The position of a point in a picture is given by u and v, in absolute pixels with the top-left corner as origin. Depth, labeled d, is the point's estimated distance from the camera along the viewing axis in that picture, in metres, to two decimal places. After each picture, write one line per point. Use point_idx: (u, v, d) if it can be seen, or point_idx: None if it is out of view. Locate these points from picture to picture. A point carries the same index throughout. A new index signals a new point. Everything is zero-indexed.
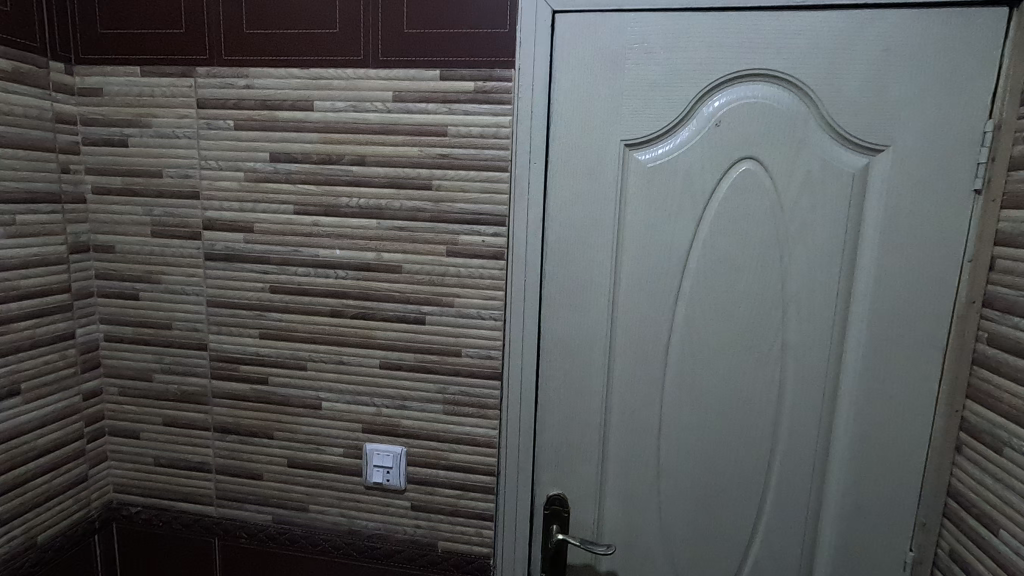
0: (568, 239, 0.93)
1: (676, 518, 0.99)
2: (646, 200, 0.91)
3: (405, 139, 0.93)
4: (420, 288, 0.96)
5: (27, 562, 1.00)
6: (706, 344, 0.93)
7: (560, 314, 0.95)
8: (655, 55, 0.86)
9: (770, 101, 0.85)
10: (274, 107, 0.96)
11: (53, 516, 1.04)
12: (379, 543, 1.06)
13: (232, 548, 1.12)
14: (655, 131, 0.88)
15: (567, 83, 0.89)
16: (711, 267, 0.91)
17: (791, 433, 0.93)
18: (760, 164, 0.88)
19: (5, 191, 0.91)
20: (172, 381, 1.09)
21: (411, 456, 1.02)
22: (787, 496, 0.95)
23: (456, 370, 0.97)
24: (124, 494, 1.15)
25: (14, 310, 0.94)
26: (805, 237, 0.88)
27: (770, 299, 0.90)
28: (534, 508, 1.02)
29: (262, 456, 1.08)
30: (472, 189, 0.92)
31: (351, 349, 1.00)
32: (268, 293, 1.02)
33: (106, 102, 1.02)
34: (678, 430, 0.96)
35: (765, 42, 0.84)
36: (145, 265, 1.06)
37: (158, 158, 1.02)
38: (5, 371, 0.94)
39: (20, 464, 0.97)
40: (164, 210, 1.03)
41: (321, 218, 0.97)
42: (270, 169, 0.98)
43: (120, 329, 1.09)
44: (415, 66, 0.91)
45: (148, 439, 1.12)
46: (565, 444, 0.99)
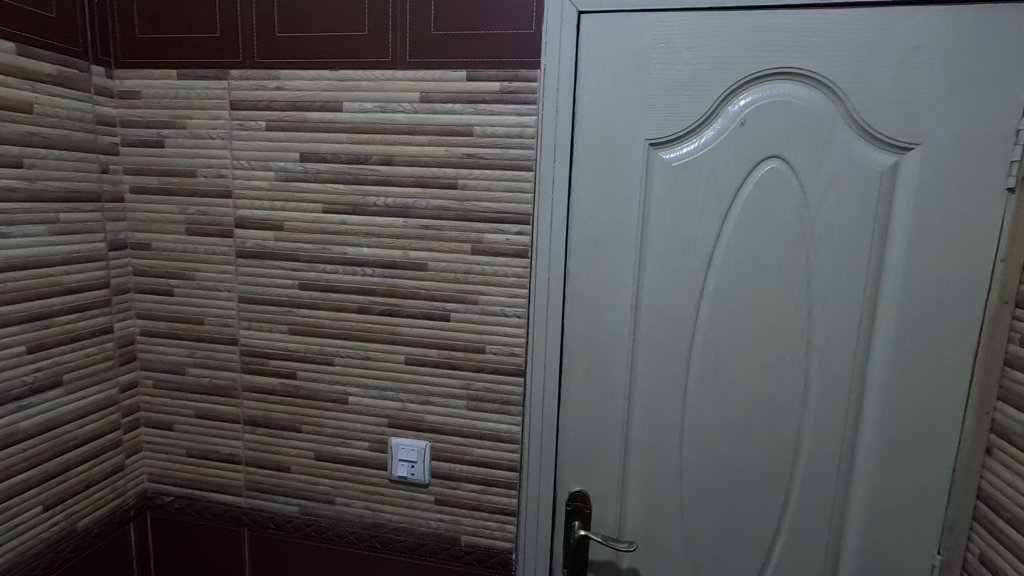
0: (592, 237, 0.94)
1: (699, 516, 0.99)
2: (671, 199, 0.91)
3: (431, 139, 0.94)
4: (445, 286, 0.98)
5: (68, 547, 1.04)
6: (730, 344, 0.93)
7: (583, 312, 0.96)
8: (679, 55, 0.87)
9: (796, 99, 0.85)
10: (304, 108, 0.98)
11: (92, 503, 1.08)
12: (403, 536, 1.08)
13: (260, 538, 1.15)
14: (680, 130, 0.89)
15: (592, 83, 0.89)
16: (736, 265, 0.91)
17: (816, 434, 0.93)
18: (785, 162, 0.87)
19: (50, 190, 0.95)
20: (204, 375, 1.12)
21: (435, 451, 1.03)
22: (812, 496, 0.95)
23: (480, 366, 0.99)
24: (158, 483, 1.19)
25: (58, 304, 0.98)
26: (832, 236, 0.87)
27: (795, 298, 0.90)
28: (555, 504, 1.03)
29: (290, 449, 1.10)
30: (498, 188, 0.93)
31: (377, 346, 1.03)
32: (297, 290, 1.04)
33: (144, 104, 1.05)
34: (701, 430, 0.96)
35: (791, 41, 0.83)
36: (180, 262, 1.09)
37: (192, 158, 1.05)
38: (50, 363, 0.97)
39: (62, 452, 1.01)
40: (198, 209, 1.06)
41: (349, 217, 1.00)
42: (300, 168, 1.00)
43: (155, 324, 1.13)
44: (442, 68, 0.92)
45: (181, 430, 1.16)
46: (588, 441, 1.00)
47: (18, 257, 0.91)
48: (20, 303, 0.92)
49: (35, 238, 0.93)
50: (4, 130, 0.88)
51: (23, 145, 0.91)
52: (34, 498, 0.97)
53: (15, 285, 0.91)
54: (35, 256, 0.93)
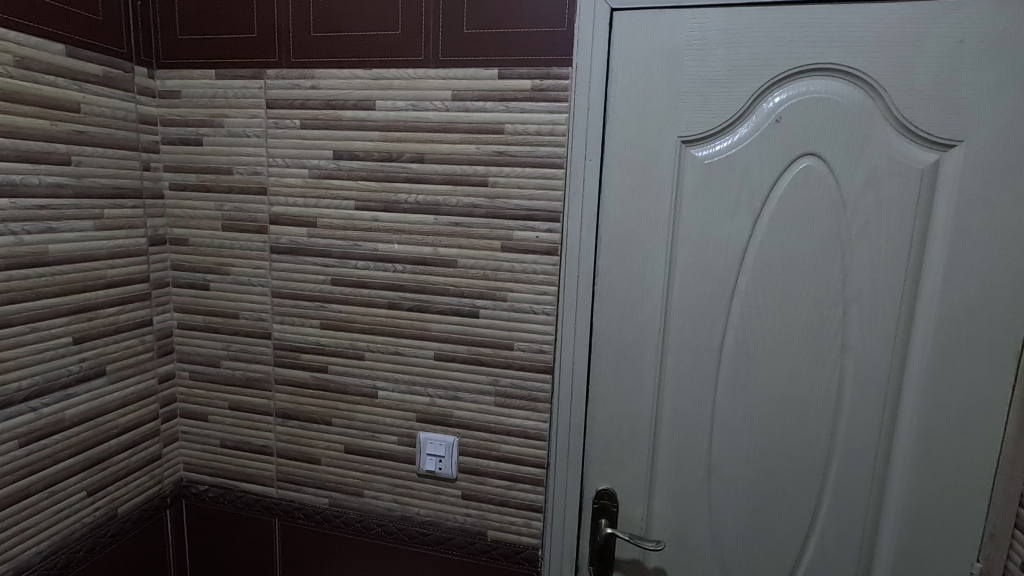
0: (622, 235, 0.94)
1: (727, 517, 0.98)
2: (702, 196, 0.90)
3: (462, 137, 0.95)
4: (475, 282, 0.98)
5: (110, 532, 1.07)
6: (762, 343, 0.92)
7: (612, 310, 0.96)
8: (713, 51, 0.86)
9: (834, 95, 0.84)
10: (338, 107, 1.00)
11: (131, 490, 1.11)
12: (429, 530, 1.09)
13: (290, 529, 1.17)
14: (713, 127, 0.88)
15: (624, 80, 0.89)
16: (769, 264, 0.90)
17: (850, 438, 0.91)
18: (822, 159, 0.86)
19: (95, 187, 0.98)
20: (238, 367, 1.15)
21: (463, 446, 1.04)
22: (845, 499, 0.93)
23: (509, 363, 1.00)
24: (193, 472, 1.22)
25: (102, 296, 1.01)
26: (868, 235, 0.86)
27: (831, 297, 0.88)
28: (581, 502, 1.03)
29: (320, 442, 1.12)
30: (528, 185, 0.94)
31: (406, 341, 1.04)
32: (329, 285, 1.06)
33: (183, 104, 1.08)
34: (731, 429, 0.95)
35: (829, 36, 0.82)
36: (216, 257, 1.12)
37: (229, 156, 1.08)
38: (94, 353, 1.01)
39: (104, 440, 1.05)
40: (234, 206, 1.09)
41: (381, 213, 1.01)
42: (333, 166, 1.02)
43: (192, 317, 1.16)
44: (474, 66, 0.93)
45: (215, 421, 1.19)
46: (615, 439, 1.00)
47: (65, 251, 0.94)
48: (66, 295, 0.95)
49: (81, 233, 0.96)
50: (53, 129, 0.91)
51: (71, 143, 0.94)
52: (78, 483, 1.01)
53: (62, 278, 0.94)
54: (81, 250, 0.97)
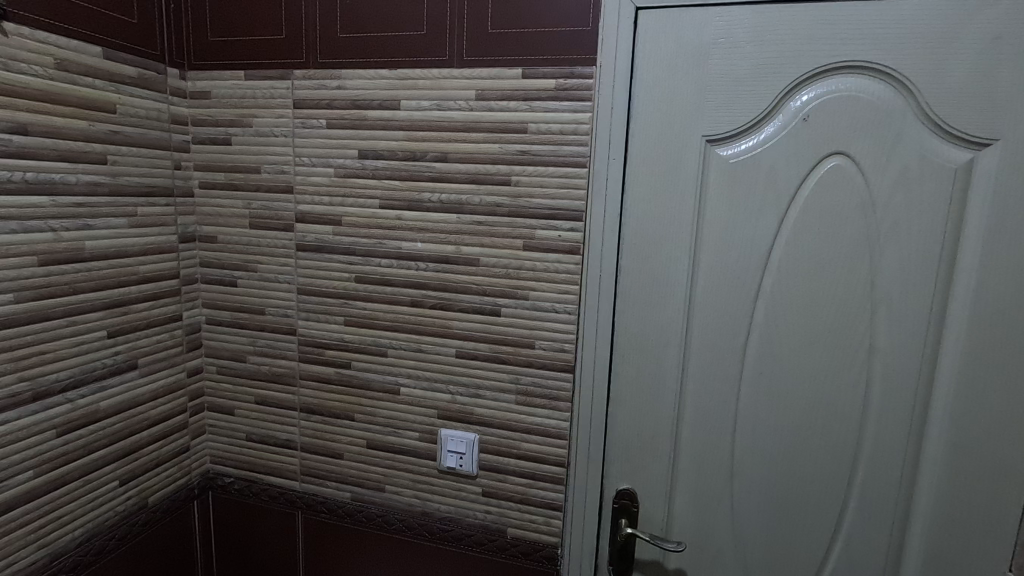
0: (645, 234, 0.93)
1: (750, 520, 0.97)
2: (727, 196, 0.90)
3: (486, 136, 0.96)
4: (496, 281, 0.99)
5: (140, 520, 1.10)
6: (787, 345, 0.91)
7: (634, 309, 0.96)
8: (739, 49, 0.85)
9: (863, 93, 0.82)
10: (363, 106, 1.01)
11: (160, 481, 1.14)
12: (450, 526, 1.10)
13: (313, 522, 1.19)
14: (739, 126, 0.87)
15: (649, 79, 0.89)
16: (795, 264, 0.89)
17: (877, 442, 0.90)
18: (850, 158, 0.85)
19: (129, 185, 1.01)
20: (264, 362, 1.17)
21: (483, 444, 1.05)
22: (872, 504, 0.92)
23: (530, 361, 1.00)
24: (220, 464, 1.25)
25: (135, 292, 1.04)
26: (899, 235, 0.84)
27: (858, 299, 0.87)
28: (602, 502, 1.03)
29: (343, 437, 1.14)
30: (551, 184, 0.94)
31: (429, 338, 1.05)
32: (353, 283, 1.07)
33: (213, 104, 1.11)
34: (755, 432, 0.94)
35: (860, 33, 0.81)
36: (243, 254, 1.14)
37: (257, 155, 1.10)
38: (126, 347, 1.04)
39: (136, 431, 1.08)
40: (261, 204, 1.11)
41: (404, 212, 1.02)
42: (358, 165, 1.03)
43: (220, 313, 1.19)
44: (498, 65, 0.93)
45: (241, 415, 1.21)
46: (636, 439, 1.00)
47: (101, 247, 0.97)
48: (102, 290, 0.98)
49: (116, 230, 0.99)
50: (91, 129, 0.94)
51: (107, 142, 0.97)
52: (111, 473, 1.04)
53: (97, 274, 0.97)
54: (116, 247, 1.00)
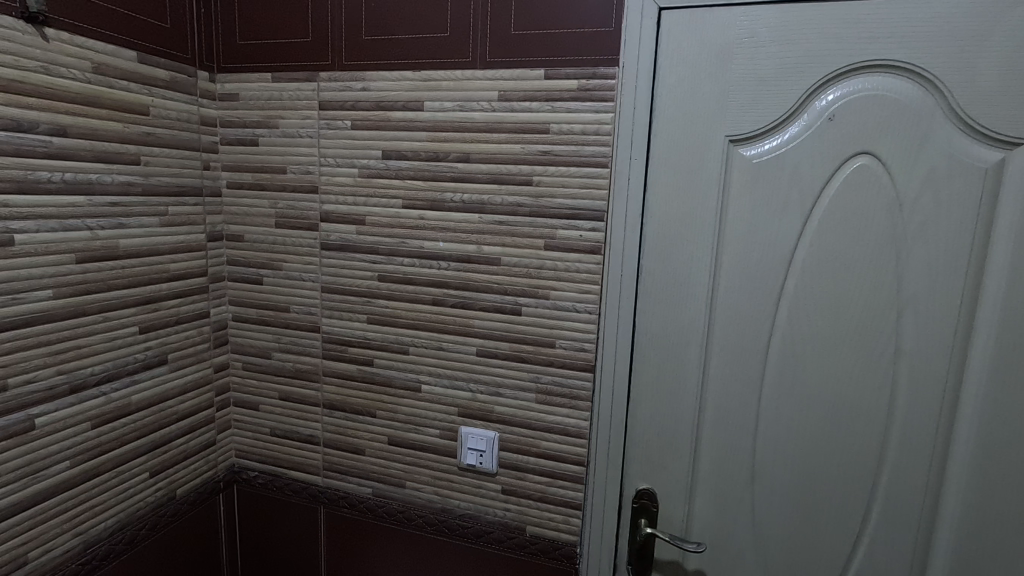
0: (667, 234, 0.93)
1: (770, 523, 0.97)
2: (750, 196, 0.89)
3: (508, 137, 0.96)
4: (518, 280, 1.00)
5: (169, 512, 1.13)
6: (810, 347, 0.90)
7: (655, 309, 0.96)
8: (764, 48, 0.85)
9: (891, 92, 0.81)
10: (387, 108, 1.03)
11: (188, 473, 1.17)
12: (469, 522, 1.11)
13: (335, 516, 1.21)
14: (762, 126, 0.87)
15: (671, 80, 0.89)
16: (819, 265, 0.88)
17: (902, 446, 0.89)
18: (876, 158, 0.84)
19: (160, 185, 1.04)
20: (288, 359, 1.19)
21: (503, 442, 1.06)
22: (896, 507, 0.91)
23: (550, 360, 1.00)
24: (244, 459, 1.28)
25: (165, 289, 1.07)
26: (926, 237, 0.83)
27: (884, 300, 0.86)
28: (621, 501, 1.03)
29: (365, 433, 1.16)
30: (573, 184, 0.94)
31: (450, 337, 1.06)
32: (376, 281, 1.09)
33: (241, 106, 1.14)
34: (777, 434, 0.94)
35: (888, 31, 0.80)
36: (269, 253, 1.17)
37: (283, 156, 1.12)
38: (157, 342, 1.07)
39: (165, 424, 1.11)
40: (286, 203, 1.13)
41: (427, 212, 1.03)
42: (381, 166, 1.05)
43: (245, 310, 1.21)
44: (521, 67, 0.94)
45: (265, 410, 1.24)
46: (657, 439, 1.00)
47: (134, 245, 1.00)
48: (135, 287, 1.01)
49: (148, 228, 1.02)
50: (125, 131, 0.97)
51: (140, 144, 1.00)
52: (142, 464, 1.07)
53: (130, 271, 1.00)
54: (148, 245, 1.02)
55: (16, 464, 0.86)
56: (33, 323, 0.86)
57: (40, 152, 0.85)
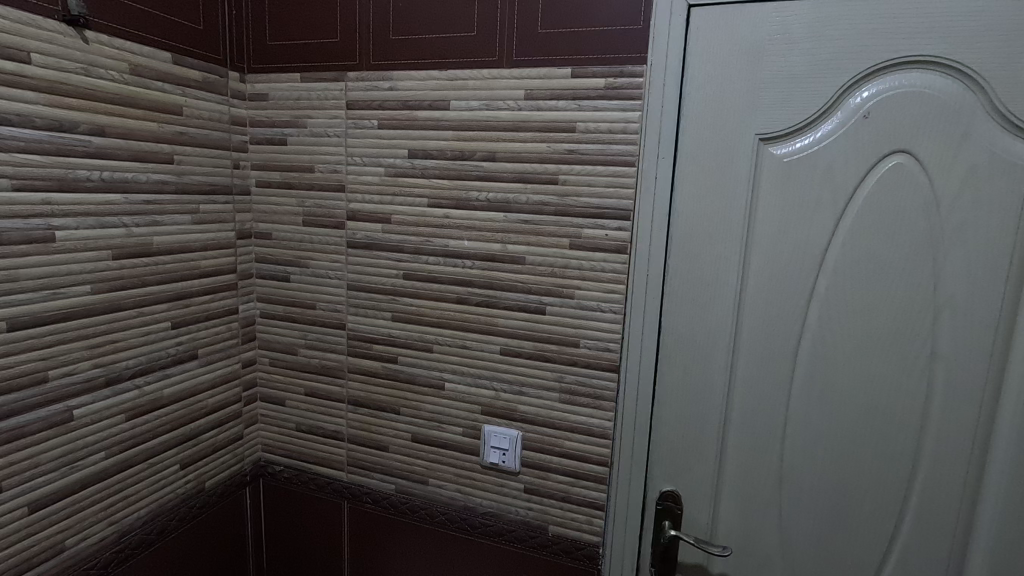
0: (694, 235, 0.92)
1: (799, 528, 0.95)
2: (781, 195, 0.88)
3: (534, 135, 0.96)
4: (542, 279, 1.00)
5: (198, 503, 1.16)
6: (842, 349, 0.88)
7: (681, 309, 0.95)
8: (797, 45, 0.83)
9: (929, 89, 0.79)
10: (414, 107, 1.04)
11: (216, 466, 1.20)
12: (491, 521, 1.11)
13: (358, 511, 1.22)
14: (794, 124, 0.85)
15: (700, 78, 0.88)
16: (851, 266, 0.86)
17: (938, 452, 0.86)
18: (912, 156, 0.82)
19: (192, 184, 1.06)
20: (314, 355, 1.21)
21: (526, 441, 1.06)
22: (931, 514, 0.88)
23: (574, 360, 1.00)
24: (270, 453, 1.30)
25: (196, 285, 1.10)
26: (965, 237, 0.81)
27: (919, 302, 0.84)
28: (645, 502, 1.02)
29: (389, 429, 1.17)
30: (599, 183, 0.94)
31: (474, 335, 1.06)
32: (401, 279, 1.10)
33: (271, 106, 1.15)
34: (806, 438, 0.92)
35: (926, 26, 0.78)
36: (296, 251, 1.18)
37: (311, 155, 1.13)
38: (188, 338, 1.09)
39: (195, 418, 1.13)
40: (314, 202, 1.15)
41: (452, 211, 1.04)
42: (408, 165, 1.06)
43: (273, 307, 1.23)
44: (548, 65, 0.94)
45: (291, 405, 1.26)
46: (682, 440, 0.99)
47: (167, 243, 1.02)
48: (167, 284, 1.03)
49: (180, 226, 1.05)
50: (160, 130, 0.99)
51: (174, 143, 1.02)
52: (173, 457, 1.09)
53: (164, 267, 1.02)
54: (181, 242, 1.05)
55: (56, 453, 0.88)
56: (71, 317, 0.88)
57: (80, 151, 0.87)
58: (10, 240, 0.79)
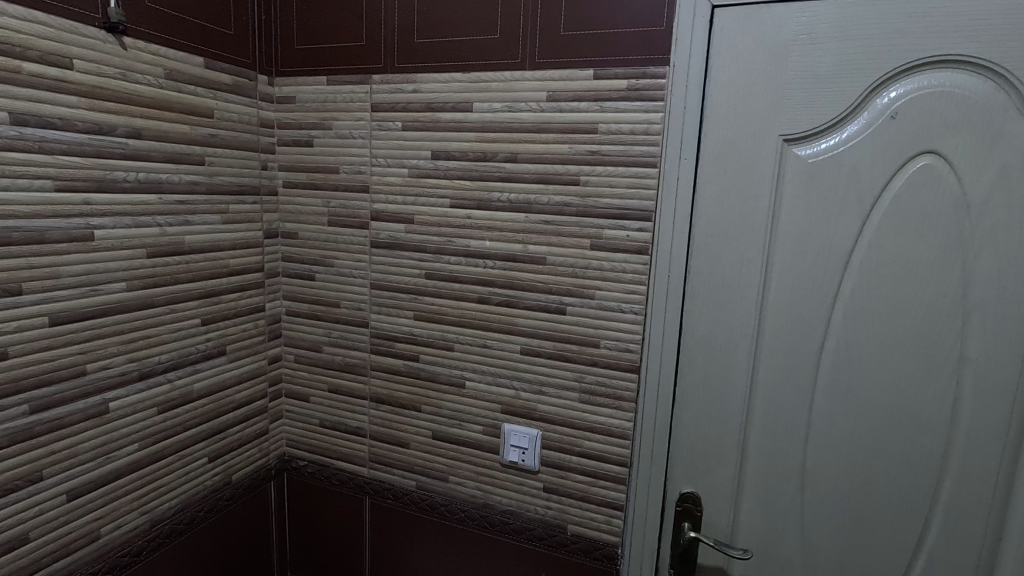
0: (716, 235, 0.92)
1: (822, 533, 0.94)
2: (805, 195, 0.87)
3: (556, 137, 0.97)
4: (563, 280, 1.00)
5: (224, 496, 1.19)
6: (867, 352, 0.87)
7: (703, 310, 0.95)
8: (822, 45, 0.83)
9: (959, 89, 0.78)
10: (437, 109, 1.05)
11: (243, 460, 1.23)
12: (511, 519, 1.12)
13: (379, 507, 1.24)
14: (819, 125, 0.85)
15: (723, 78, 0.88)
16: (877, 267, 0.85)
17: (967, 458, 0.85)
18: (942, 157, 0.81)
19: (222, 184, 1.09)
20: (338, 353, 1.23)
21: (546, 440, 1.07)
22: (959, 522, 0.87)
23: (595, 360, 1.01)
24: (294, 448, 1.33)
25: (225, 283, 1.13)
26: (996, 238, 0.79)
27: (948, 306, 0.82)
28: (665, 503, 1.02)
29: (410, 427, 1.19)
30: (620, 184, 0.94)
31: (495, 334, 1.07)
32: (423, 279, 1.12)
33: (298, 108, 1.18)
34: (830, 441, 0.91)
35: (956, 26, 0.77)
36: (321, 250, 1.21)
37: (336, 156, 1.16)
38: (217, 334, 1.12)
39: (223, 412, 1.16)
40: (339, 202, 1.17)
41: (474, 211, 1.05)
42: (431, 166, 1.07)
43: (298, 305, 1.26)
44: (570, 67, 0.95)
45: (315, 401, 1.28)
46: (702, 442, 0.98)
47: (198, 242, 1.05)
48: (198, 281, 1.07)
49: (210, 226, 1.08)
50: (192, 133, 1.03)
51: (205, 145, 1.05)
52: (201, 450, 1.12)
53: (195, 265, 1.05)
54: (211, 241, 1.08)
55: (93, 443, 0.92)
56: (108, 313, 0.92)
57: (117, 153, 0.90)
58: (51, 238, 0.83)
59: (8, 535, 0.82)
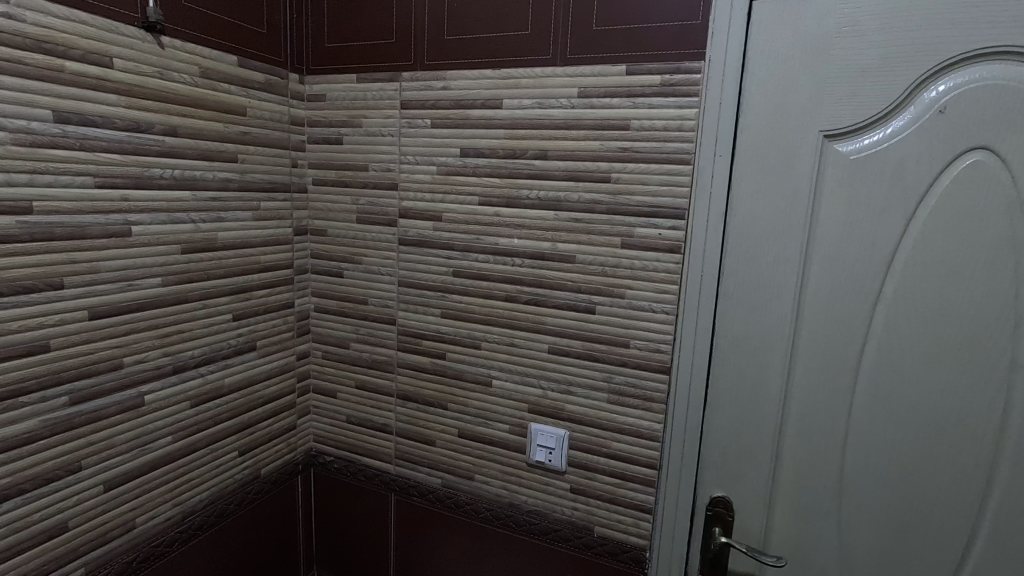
0: (752, 235, 0.90)
1: (860, 541, 0.91)
2: (846, 193, 0.84)
3: (587, 133, 0.96)
4: (593, 278, 0.99)
5: (253, 489, 1.20)
6: (910, 355, 0.84)
7: (737, 311, 0.93)
8: (866, 37, 0.80)
9: (1013, 82, 0.74)
10: (467, 105, 1.05)
11: (271, 454, 1.24)
12: (536, 519, 1.11)
13: (405, 504, 1.25)
14: (862, 121, 0.82)
15: (761, 72, 0.85)
16: (922, 268, 0.82)
17: (1016, 470, 0.81)
18: (994, 154, 0.77)
19: (254, 182, 1.11)
20: (365, 349, 1.24)
21: (573, 441, 1.06)
22: (1009, 535, 0.83)
23: (624, 360, 0.99)
24: (321, 444, 1.34)
25: (256, 280, 1.14)
26: None
27: (998, 308, 0.79)
28: (695, 507, 1.00)
29: (436, 425, 1.19)
30: (653, 181, 0.93)
31: (522, 333, 1.07)
32: (450, 276, 1.11)
33: (328, 106, 1.19)
34: (870, 446, 0.88)
35: (1012, 15, 0.73)
36: (350, 247, 1.22)
37: (365, 154, 1.16)
38: (247, 329, 1.14)
39: (253, 407, 1.18)
40: (368, 200, 1.18)
41: (502, 209, 1.04)
42: (459, 163, 1.07)
43: (326, 301, 1.27)
44: (602, 63, 0.93)
45: (342, 398, 1.29)
46: (735, 445, 0.96)
47: (231, 238, 1.07)
48: (230, 277, 1.08)
49: (242, 223, 1.09)
50: (226, 130, 1.04)
51: (238, 142, 1.06)
52: (232, 444, 1.14)
53: (227, 261, 1.07)
54: (242, 238, 1.09)
55: (129, 435, 0.94)
56: (144, 307, 0.93)
57: (154, 150, 0.92)
58: (92, 234, 0.85)
59: (49, 523, 0.84)
